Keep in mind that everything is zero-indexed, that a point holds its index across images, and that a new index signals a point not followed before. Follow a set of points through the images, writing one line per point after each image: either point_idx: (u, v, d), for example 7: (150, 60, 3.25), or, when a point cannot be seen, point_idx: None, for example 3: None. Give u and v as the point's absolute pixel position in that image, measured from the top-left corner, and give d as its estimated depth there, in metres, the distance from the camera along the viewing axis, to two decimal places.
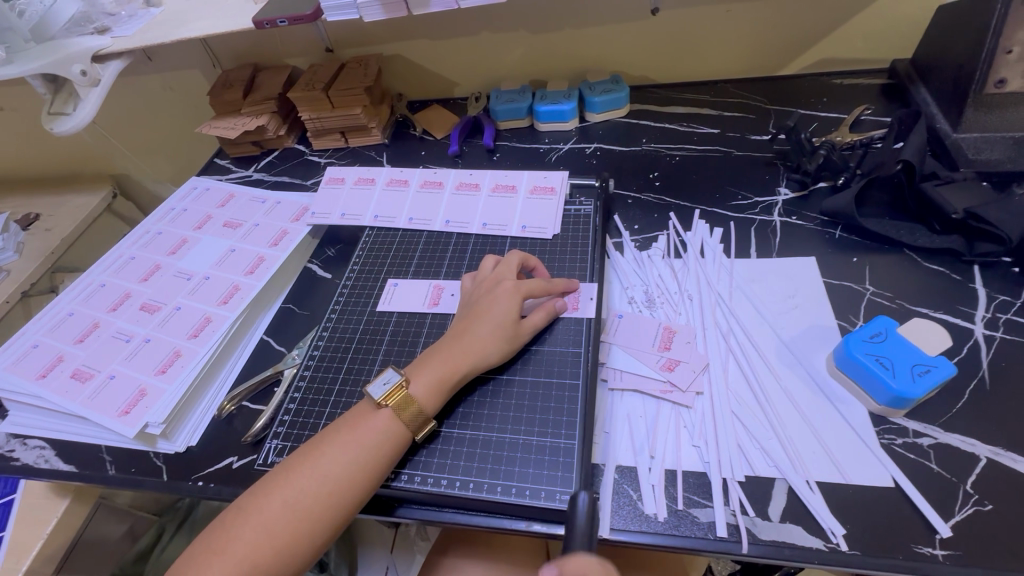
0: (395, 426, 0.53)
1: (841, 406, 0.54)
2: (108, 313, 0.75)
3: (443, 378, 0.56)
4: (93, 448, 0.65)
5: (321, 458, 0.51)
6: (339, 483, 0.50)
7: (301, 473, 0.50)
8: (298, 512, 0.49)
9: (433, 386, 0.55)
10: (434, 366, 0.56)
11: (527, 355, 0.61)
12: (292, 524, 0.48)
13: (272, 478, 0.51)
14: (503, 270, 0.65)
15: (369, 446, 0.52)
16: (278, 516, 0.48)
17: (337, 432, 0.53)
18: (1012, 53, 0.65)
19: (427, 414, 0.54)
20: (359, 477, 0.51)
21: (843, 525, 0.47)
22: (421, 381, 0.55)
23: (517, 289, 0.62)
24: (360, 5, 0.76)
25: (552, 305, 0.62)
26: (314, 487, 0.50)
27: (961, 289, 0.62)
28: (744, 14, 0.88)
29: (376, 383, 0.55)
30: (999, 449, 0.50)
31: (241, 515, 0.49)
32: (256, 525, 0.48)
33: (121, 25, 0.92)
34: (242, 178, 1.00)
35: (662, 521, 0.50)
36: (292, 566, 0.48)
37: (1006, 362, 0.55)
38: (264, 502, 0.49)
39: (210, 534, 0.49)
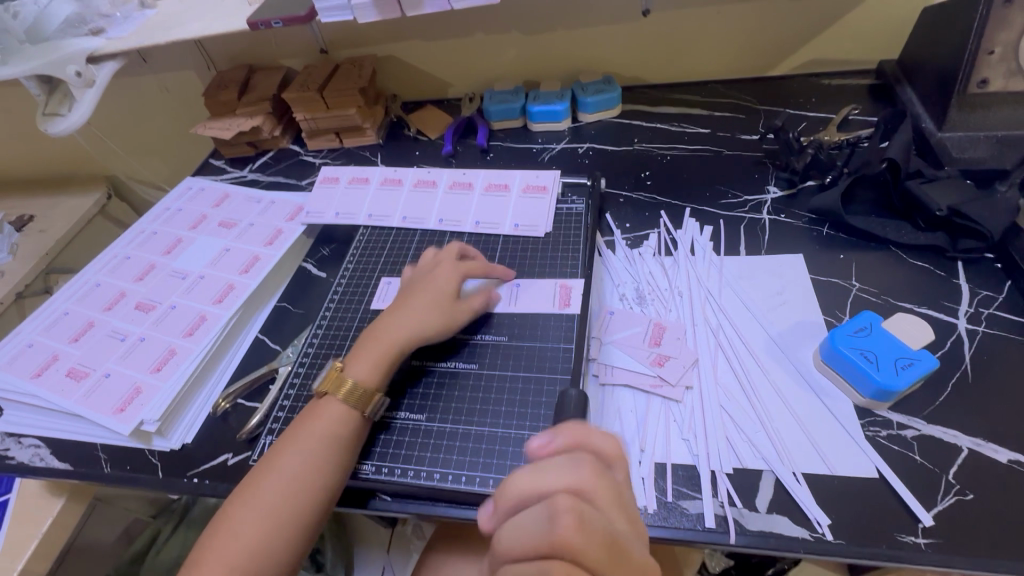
0: (347, 412, 0.55)
1: (828, 399, 0.55)
2: (103, 313, 0.75)
3: (380, 356, 0.58)
4: (87, 446, 0.65)
5: (287, 455, 0.52)
6: (333, 475, 0.51)
7: (273, 474, 0.51)
8: (275, 511, 0.50)
9: (371, 367, 0.57)
10: (369, 348, 0.59)
11: (473, 341, 0.64)
12: (273, 524, 0.49)
13: (246, 484, 0.52)
14: (442, 254, 0.67)
15: (330, 437, 0.53)
16: (257, 518, 0.49)
17: (321, 427, 0.54)
18: (994, 54, 0.67)
19: (372, 391, 0.56)
20: (325, 468, 0.52)
21: (829, 515, 0.48)
22: (358, 364, 0.58)
23: (456, 267, 0.65)
24: (354, 7, 0.76)
25: (488, 293, 0.65)
26: (286, 485, 0.51)
27: (945, 285, 0.63)
28: (733, 15, 0.89)
29: (318, 378, 0.59)
30: (980, 440, 0.51)
31: (238, 510, 0.50)
32: (238, 527, 0.49)
33: (116, 26, 0.92)
34: (236, 179, 1.01)
35: (652, 513, 0.51)
36: (282, 565, 0.49)
37: (988, 355, 0.57)
38: (260, 496, 0.50)
39: (208, 528, 0.50)
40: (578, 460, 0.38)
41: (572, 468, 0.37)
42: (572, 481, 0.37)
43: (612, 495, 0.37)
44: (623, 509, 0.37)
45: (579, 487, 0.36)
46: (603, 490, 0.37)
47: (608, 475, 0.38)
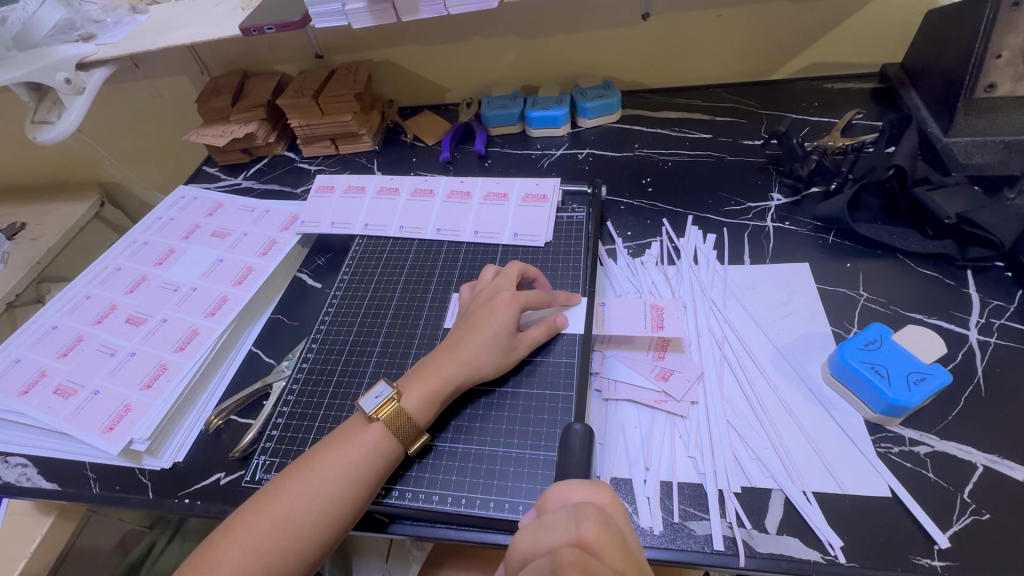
0: (389, 442, 0.52)
1: (836, 414, 0.54)
2: (92, 326, 0.73)
3: (438, 389, 0.55)
4: (76, 465, 0.63)
5: (312, 473, 0.50)
6: (330, 500, 0.49)
7: (291, 490, 0.49)
8: (291, 529, 0.47)
9: (426, 399, 0.54)
10: (427, 379, 0.55)
11: (527, 367, 0.60)
12: (282, 543, 0.47)
13: (261, 495, 0.50)
14: (503, 280, 0.64)
15: (362, 461, 0.51)
16: (265, 534, 0.47)
17: (321, 448, 0.52)
18: (1001, 58, 0.65)
19: (420, 425, 0.54)
20: (351, 494, 0.49)
21: (841, 536, 0.47)
22: (413, 393, 0.54)
23: (516, 299, 0.60)
24: (348, 12, 0.75)
25: (553, 321, 0.61)
26: (304, 504, 0.48)
27: (954, 294, 0.62)
28: (734, 19, 0.88)
29: (367, 397, 0.54)
30: (996, 457, 0.49)
31: (230, 534, 0.48)
32: (228, 554, 0.46)
33: (106, 32, 0.91)
34: (230, 186, 0.99)
35: (658, 535, 0.49)
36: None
37: (1001, 367, 0.55)
38: (253, 521, 0.48)
39: (197, 554, 0.48)
40: (578, 511, 0.37)
41: (573, 521, 0.37)
42: (572, 533, 0.36)
43: (620, 545, 0.36)
44: (630, 559, 0.36)
45: (581, 540, 0.36)
46: (607, 543, 0.35)
47: (613, 525, 0.37)
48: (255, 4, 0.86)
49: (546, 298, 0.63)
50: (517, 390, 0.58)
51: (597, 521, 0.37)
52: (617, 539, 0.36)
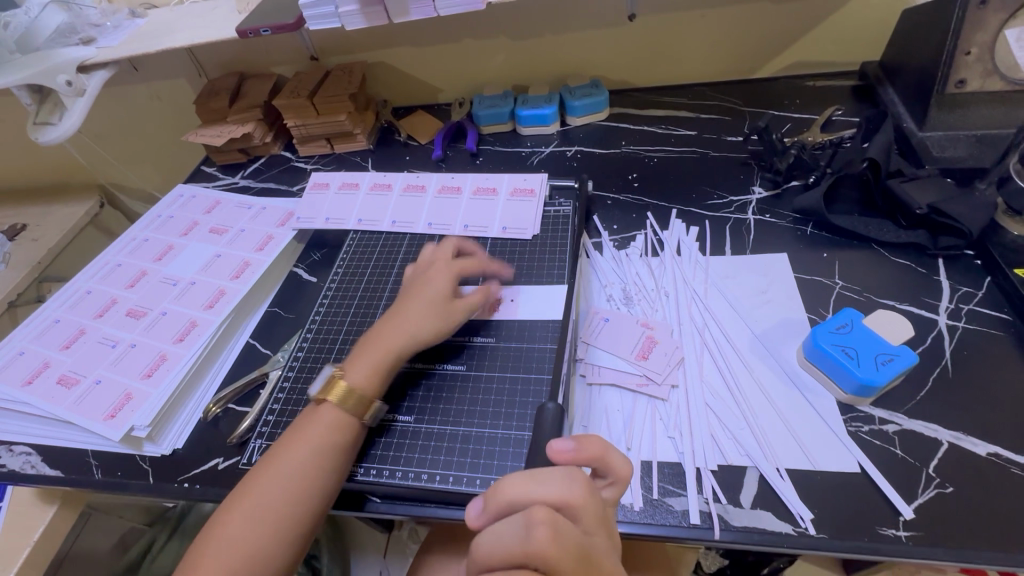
0: (343, 417, 0.55)
1: (810, 395, 0.56)
2: (94, 319, 0.75)
3: (380, 361, 0.58)
4: (79, 453, 0.65)
5: (284, 458, 0.52)
6: (301, 478, 0.51)
7: (268, 476, 0.51)
8: (269, 514, 0.50)
9: (370, 372, 0.57)
10: (368, 353, 0.58)
11: (468, 350, 0.63)
12: (270, 527, 0.49)
13: (242, 487, 0.52)
14: (439, 256, 0.67)
15: (326, 440, 0.53)
16: (252, 521, 0.49)
17: (289, 435, 0.55)
18: (971, 54, 0.68)
19: (369, 395, 0.56)
20: (321, 472, 0.52)
21: (812, 510, 0.49)
22: (357, 368, 0.57)
23: (451, 267, 0.64)
24: (341, 14, 0.77)
25: (486, 289, 0.65)
26: (282, 488, 0.51)
27: (926, 282, 0.64)
28: (718, 19, 0.90)
29: (314, 381, 0.58)
30: (961, 434, 0.52)
31: (216, 524, 0.50)
32: (216, 541, 0.49)
33: (106, 35, 0.93)
34: (228, 185, 1.01)
35: (638, 510, 0.51)
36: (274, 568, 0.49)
37: (968, 350, 0.58)
38: (234, 510, 0.50)
39: (192, 541, 0.50)
40: (566, 471, 0.39)
41: (561, 481, 0.39)
42: (557, 494, 0.38)
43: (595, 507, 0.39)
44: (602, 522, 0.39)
45: (564, 501, 0.38)
46: (587, 505, 0.38)
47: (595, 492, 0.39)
48: (251, 6, 0.88)
49: (479, 269, 0.67)
50: (489, 373, 0.61)
51: (583, 486, 0.39)
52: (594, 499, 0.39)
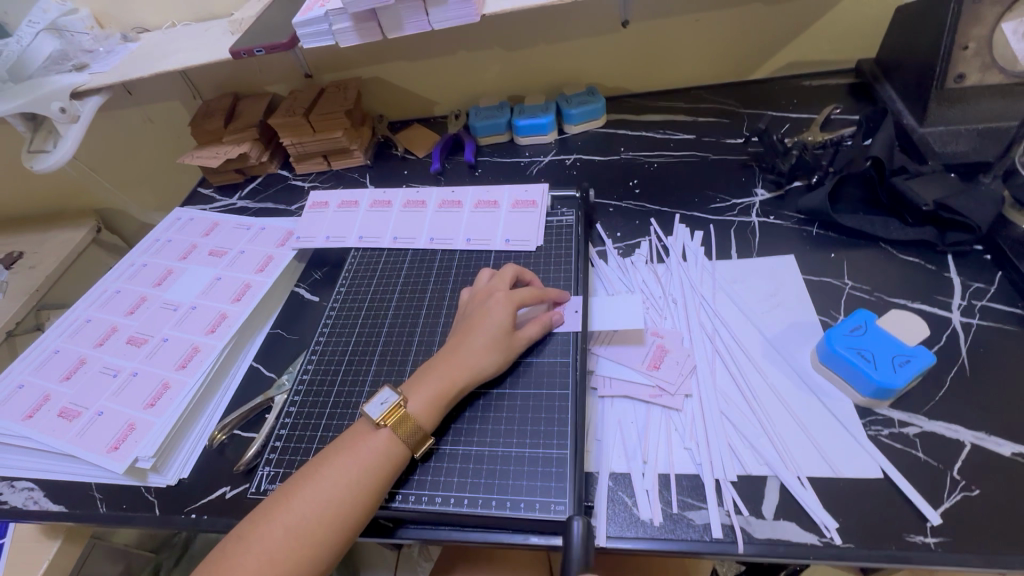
0: (395, 445, 0.53)
1: (826, 399, 0.55)
2: (94, 348, 0.74)
3: (440, 393, 0.56)
4: (82, 487, 0.64)
5: (321, 482, 0.51)
6: (341, 504, 0.50)
7: (302, 498, 0.50)
8: (300, 537, 0.48)
9: (429, 404, 0.55)
10: (427, 384, 0.56)
11: (517, 369, 0.61)
12: (292, 553, 0.47)
13: (270, 505, 0.50)
14: (497, 282, 0.65)
15: (371, 466, 0.52)
16: (279, 543, 0.48)
17: (332, 454, 0.53)
18: (968, 49, 0.68)
19: (425, 430, 0.55)
20: (358, 502, 0.50)
21: (836, 519, 0.48)
22: (417, 397, 0.56)
23: (510, 298, 0.62)
24: (335, 32, 0.76)
25: (547, 318, 0.62)
26: (313, 511, 0.49)
27: (936, 279, 0.63)
28: (711, 23, 0.90)
29: (372, 403, 0.55)
30: (983, 433, 0.51)
31: (241, 543, 0.48)
32: (239, 564, 0.47)
33: (99, 61, 0.93)
34: (227, 207, 1.01)
35: (658, 525, 0.50)
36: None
37: (983, 347, 0.57)
38: (264, 530, 0.48)
39: (209, 563, 0.48)
40: None
41: None
42: None
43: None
44: None
45: None
46: None
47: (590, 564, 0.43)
48: (244, 27, 0.88)
49: (539, 298, 0.64)
50: (515, 390, 0.60)
51: None
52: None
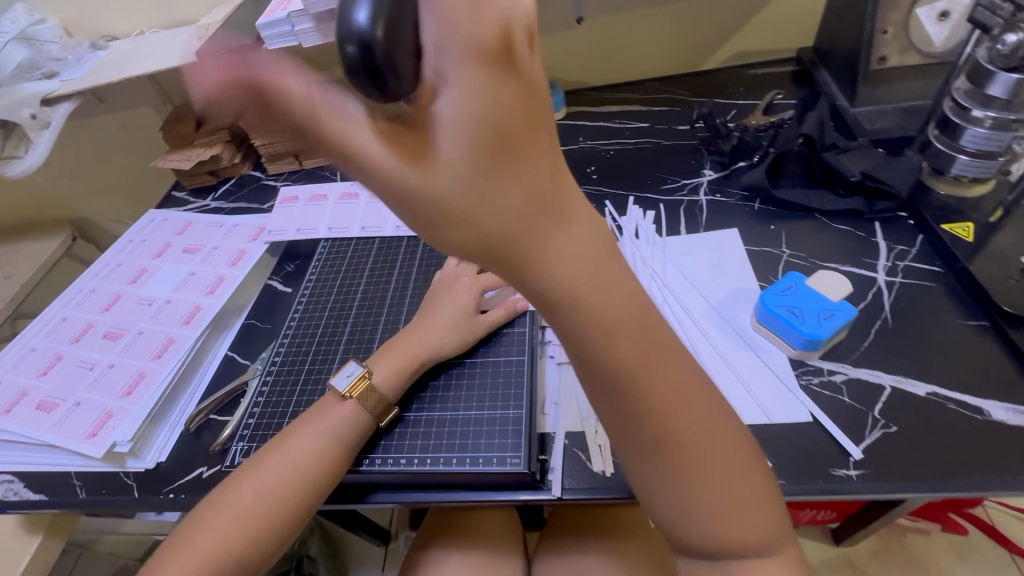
0: (360, 415, 0.57)
1: (764, 354, 0.60)
2: (71, 345, 0.76)
3: (402, 365, 0.60)
4: (62, 476, 0.66)
5: (289, 450, 0.54)
6: (308, 469, 0.53)
7: (269, 463, 0.53)
8: (268, 501, 0.51)
9: (391, 375, 0.59)
10: (390, 357, 0.61)
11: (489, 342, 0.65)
12: (261, 515, 0.51)
13: (241, 471, 0.54)
14: (464, 267, 0.71)
15: (337, 434, 0.55)
16: (248, 504, 0.51)
17: (303, 422, 0.56)
18: (888, 33, 0.74)
19: (388, 399, 0.58)
20: (323, 467, 0.53)
21: (770, 459, 0.52)
22: (382, 369, 0.60)
23: (474, 281, 0.68)
24: (298, 32, 0.80)
25: (512, 305, 0.66)
26: (282, 476, 0.52)
27: (865, 244, 0.68)
28: (660, 17, 0.95)
29: (338, 376, 0.59)
30: (901, 377, 0.56)
31: (213, 508, 0.51)
32: (210, 527, 0.50)
33: (68, 68, 0.95)
34: (200, 208, 1.03)
35: (609, 475, 0.54)
36: (256, 555, 0.50)
37: (905, 302, 0.62)
38: (235, 495, 0.52)
39: (183, 526, 0.52)
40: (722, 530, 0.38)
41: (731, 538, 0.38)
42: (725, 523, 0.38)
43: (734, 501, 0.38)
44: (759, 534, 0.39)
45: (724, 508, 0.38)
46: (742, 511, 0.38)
47: (518, 61, 0.26)
48: (211, 31, 0.90)
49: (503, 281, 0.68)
50: (487, 358, 0.63)
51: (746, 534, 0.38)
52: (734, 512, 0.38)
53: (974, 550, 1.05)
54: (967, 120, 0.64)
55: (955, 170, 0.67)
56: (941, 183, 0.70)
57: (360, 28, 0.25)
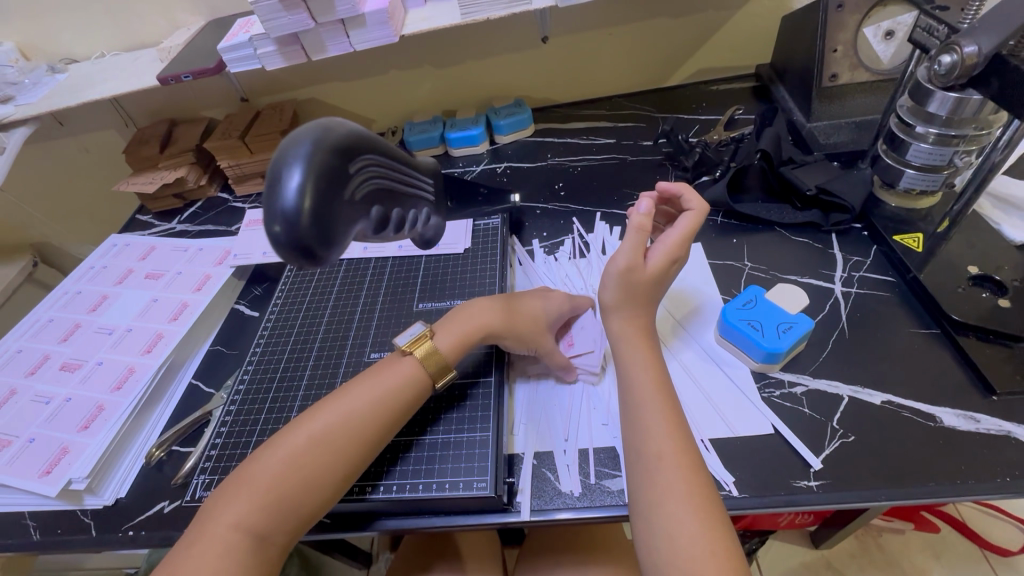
0: (419, 371, 0.58)
1: (726, 368, 0.61)
2: (26, 378, 0.74)
3: (469, 333, 0.62)
4: (13, 516, 0.63)
5: (347, 398, 0.55)
6: (362, 418, 0.54)
7: (326, 411, 0.54)
8: (323, 445, 0.52)
9: (454, 342, 0.61)
10: (460, 325, 0.63)
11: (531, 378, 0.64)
12: (317, 458, 0.51)
13: (297, 420, 0.54)
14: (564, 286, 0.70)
15: (392, 390, 0.56)
16: (301, 448, 0.51)
17: (364, 376, 0.58)
18: (837, 51, 0.77)
19: (447, 362, 0.59)
20: (377, 420, 0.54)
21: (733, 474, 0.53)
22: (443, 337, 0.62)
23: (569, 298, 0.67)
24: (260, 56, 0.79)
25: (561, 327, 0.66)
26: (338, 422, 0.53)
27: (823, 255, 0.70)
28: (622, 36, 0.97)
29: (402, 336, 0.62)
30: (858, 387, 0.57)
31: (269, 450, 0.52)
32: (265, 466, 0.51)
33: (25, 92, 0.93)
34: (165, 232, 1.01)
35: (577, 495, 0.54)
36: (308, 501, 0.50)
37: (861, 312, 0.64)
38: (290, 438, 0.52)
39: (239, 470, 0.52)
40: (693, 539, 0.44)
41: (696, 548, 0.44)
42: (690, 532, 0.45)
43: (705, 520, 0.45)
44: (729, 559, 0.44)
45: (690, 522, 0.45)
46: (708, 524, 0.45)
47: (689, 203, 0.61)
48: (172, 54, 0.89)
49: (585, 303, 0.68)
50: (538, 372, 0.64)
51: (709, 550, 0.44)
52: (698, 533, 0.44)
53: (947, 548, 1.07)
54: (911, 135, 0.67)
55: (904, 183, 0.70)
56: (891, 197, 0.73)
57: (287, 199, 0.33)
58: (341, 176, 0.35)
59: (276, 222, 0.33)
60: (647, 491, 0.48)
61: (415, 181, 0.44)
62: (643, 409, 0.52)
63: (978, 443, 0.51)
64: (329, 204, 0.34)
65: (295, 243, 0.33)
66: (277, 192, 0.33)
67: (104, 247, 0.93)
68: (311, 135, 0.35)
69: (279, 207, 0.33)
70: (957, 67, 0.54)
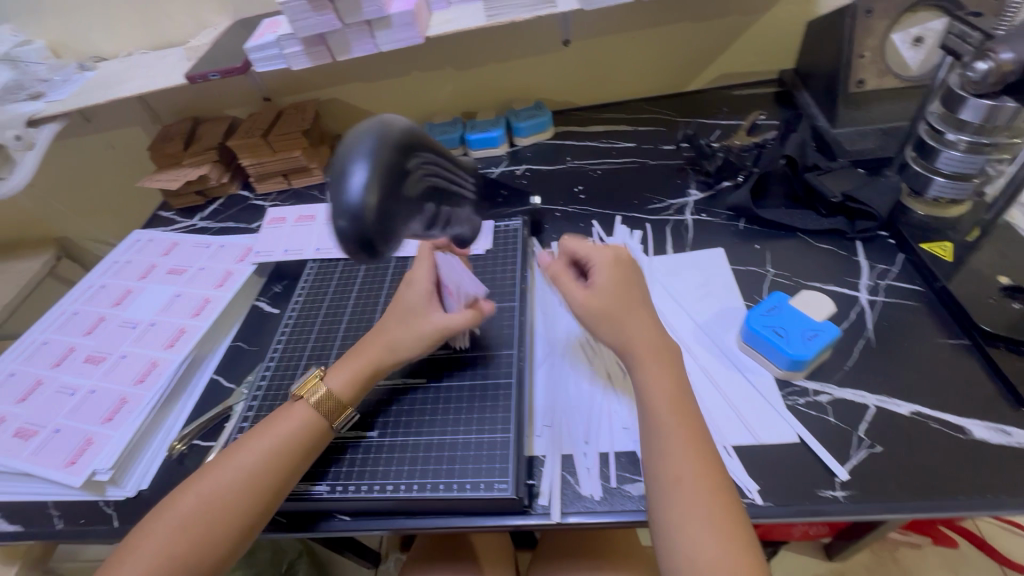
0: (313, 418, 0.57)
1: (750, 374, 0.60)
2: (51, 369, 0.75)
3: (361, 370, 0.60)
4: (38, 505, 0.64)
5: (242, 452, 0.54)
6: (254, 473, 0.53)
7: (221, 468, 0.53)
8: (216, 504, 0.51)
9: (346, 380, 0.59)
10: (352, 363, 0.61)
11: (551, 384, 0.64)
12: (208, 518, 0.50)
13: (194, 477, 0.53)
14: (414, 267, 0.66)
15: (284, 440, 0.55)
16: (192, 509, 0.50)
17: (258, 428, 0.57)
18: (864, 57, 0.76)
19: (342, 402, 0.58)
20: (270, 471, 0.53)
21: (757, 482, 0.52)
22: (335, 376, 0.60)
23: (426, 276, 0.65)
24: (287, 56, 0.80)
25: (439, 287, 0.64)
26: (229, 479, 0.52)
27: (848, 263, 0.70)
28: (645, 40, 0.97)
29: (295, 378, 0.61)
30: (885, 397, 0.56)
31: (159, 514, 0.51)
32: (158, 531, 0.49)
33: (55, 89, 0.95)
34: (187, 228, 1.02)
35: (598, 499, 0.54)
36: (206, 560, 0.49)
37: (887, 321, 0.63)
38: (180, 500, 0.51)
39: (136, 532, 0.51)
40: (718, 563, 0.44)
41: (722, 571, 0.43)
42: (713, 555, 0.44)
43: (727, 542, 0.45)
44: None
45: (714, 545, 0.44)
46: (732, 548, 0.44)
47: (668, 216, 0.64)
48: (200, 53, 0.91)
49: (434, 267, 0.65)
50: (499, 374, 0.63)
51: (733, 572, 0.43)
52: (724, 556, 0.44)
53: (966, 565, 1.05)
54: (942, 143, 0.66)
55: (933, 191, 0.70)
56: (918, 205, 0.72)
57: (354, 191, 0.35)
58: (402, 173, 0.37)
59: (343, 215, 0.35)
60: (669, 514, 0.47)
61: (456, 179, 0.46)
62: (663, 428, 0.51)
63: (1009, 456, 0.50)
64: (391, 200, 0.36)
65: (359, 235, 0.35)
66: (342, 187, 0.35)
67: (127, 242, 0.94)
68: (373, 133, 0.37)
69: (346, 201, 0.35)
70: (993, 73, 0.56)
